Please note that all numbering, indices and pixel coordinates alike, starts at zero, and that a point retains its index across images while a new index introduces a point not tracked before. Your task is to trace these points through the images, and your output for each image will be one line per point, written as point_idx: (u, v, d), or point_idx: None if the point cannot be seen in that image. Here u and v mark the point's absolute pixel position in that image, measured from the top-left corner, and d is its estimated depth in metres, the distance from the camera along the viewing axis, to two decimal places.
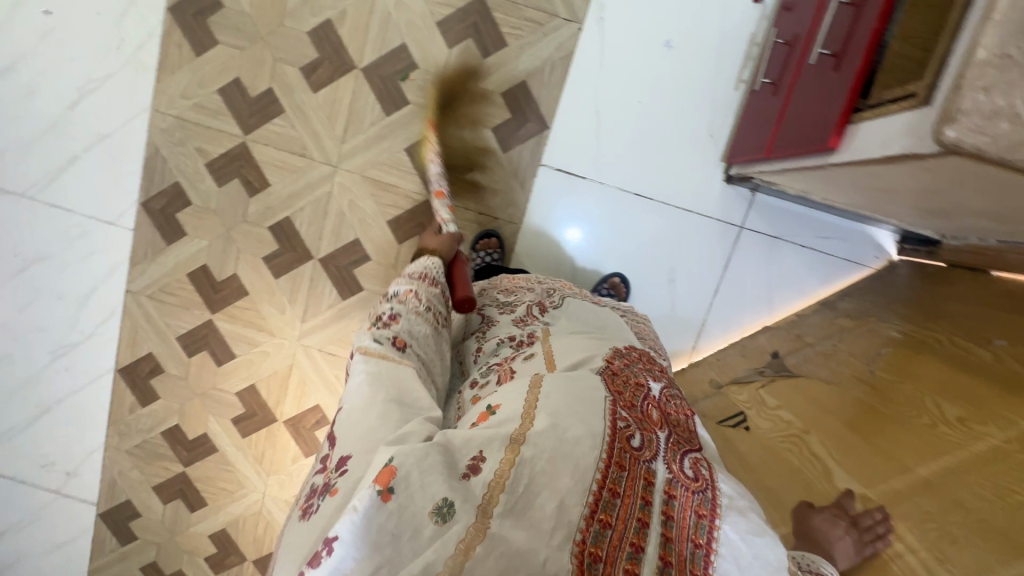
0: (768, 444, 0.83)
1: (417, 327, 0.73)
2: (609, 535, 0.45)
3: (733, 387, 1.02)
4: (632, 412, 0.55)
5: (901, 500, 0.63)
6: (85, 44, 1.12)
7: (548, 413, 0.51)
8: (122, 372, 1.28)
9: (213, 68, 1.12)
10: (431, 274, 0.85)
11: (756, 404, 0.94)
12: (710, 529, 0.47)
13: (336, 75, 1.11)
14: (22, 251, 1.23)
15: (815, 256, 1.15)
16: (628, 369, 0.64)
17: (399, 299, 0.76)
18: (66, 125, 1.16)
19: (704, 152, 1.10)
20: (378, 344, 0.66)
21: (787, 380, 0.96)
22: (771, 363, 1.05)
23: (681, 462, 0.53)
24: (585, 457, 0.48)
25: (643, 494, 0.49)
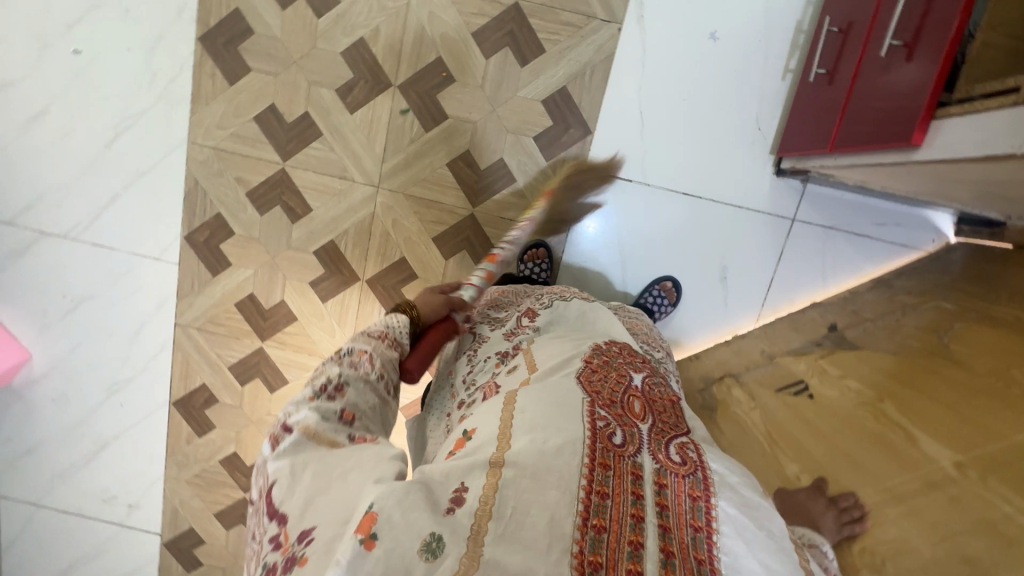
0: (837, 412, 0.86)
1: (368, 398, 0.56)
2: (607, 539, 0.39)
3: (788, 358, 1.05)
4: (611, 409, 0.49)
5: (994, 464, 0.64)
6: (119, 82, 1.12)
7: (526, 430, 0.45)
8: (177, 404, 1.29)
9: (248, 96, 1.11)
10: (393, 332, 0.64)
11: (817, 373, 0.96)
12: (708, 511, 0.42)
13: (372, 94, 1.09)
14: (70, 291, 1.23)
15: (869, 243, 1.11)
16: (609, 360, 0.57)
17: (350, 361, 0.58)
18: (104, 163, 1.16)
19: (753, 146, 1.08)
20: (324, 422, 0.50)
21: (848, 351, 0.98)
22: (828, 335, 1.06)
23: (667, 450, 0.47)
24: (568, 462, 0.42)
25: (634, 490, 0.43)
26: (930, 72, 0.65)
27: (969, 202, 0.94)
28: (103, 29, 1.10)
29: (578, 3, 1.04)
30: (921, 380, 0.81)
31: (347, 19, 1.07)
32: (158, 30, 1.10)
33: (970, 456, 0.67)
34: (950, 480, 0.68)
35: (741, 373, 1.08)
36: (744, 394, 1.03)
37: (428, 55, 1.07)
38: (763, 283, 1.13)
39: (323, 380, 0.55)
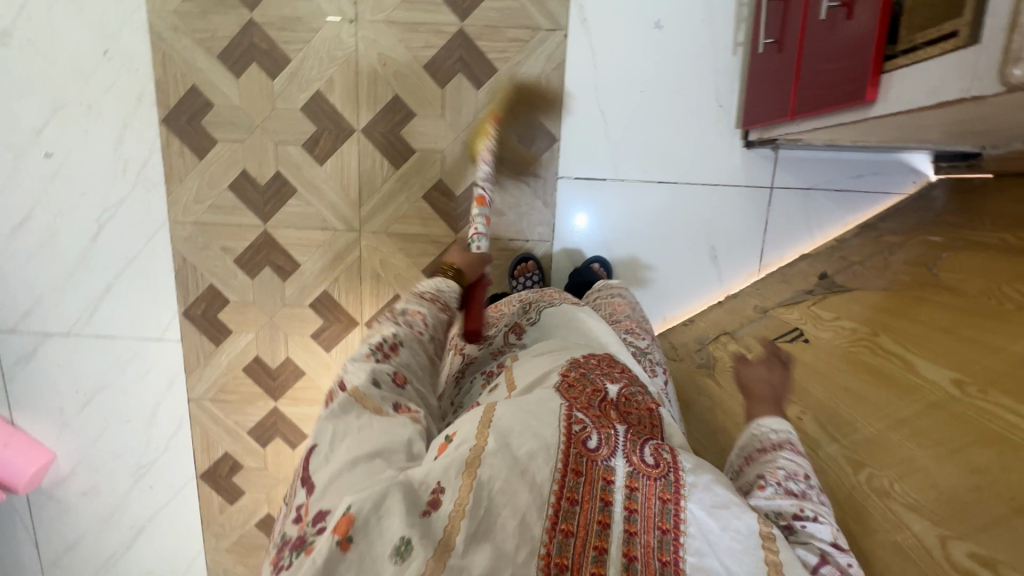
0: (833, 352, 0.76)
1: (419, 359, 0.60)
2: (573, 543, 0.38)
3: (780, 309, 0.95)
4: (588, 411, 0.47)
5: (1002, 377, 0.54)
6: (93, 176, 1.14)
7: (501, 432, 0.43)
8: (205, 477, 1.30)
9: (219, 167, 1.13)
10: (445, 297, 0.68)
11: (811, 320, 0.87)
12: (677, 513, 0.41)
13: (338, 142, 1.11)
14: (82, 386, 1.25)
15: (851, 195, 1.11)
16: (585, 370, 0.53)
17: (405, 317, 0.62)
18: (93, 256, 1.18)
19: (718, 124, 1.08)
20: (375, 388, 0.52)
21: (841, 295, 0.88)
22: (818, 283, 0.96)
23: (641, 451, 0.44)
24: (539, 469, 0.41)
25: (603, 496, 0.41)
26: (872, 28, 0.66)
27: (942, 141, 0.94)
28: (67, 128, 1.11)
29: (521, 17, 1.04)
30: (914, 310, 0.74)
31: (300, 75, 1.08)
32: (119, 119, 1.11)
33: (977, 376, 0.56)
34: (959, 402, 0.55)
35: (735, 330, 0.97)
36: (739, 348, 0.91)
37: (385, 95, 1.08)
38: (754, 254, 1.13)
39: (380, 339, 0.58)
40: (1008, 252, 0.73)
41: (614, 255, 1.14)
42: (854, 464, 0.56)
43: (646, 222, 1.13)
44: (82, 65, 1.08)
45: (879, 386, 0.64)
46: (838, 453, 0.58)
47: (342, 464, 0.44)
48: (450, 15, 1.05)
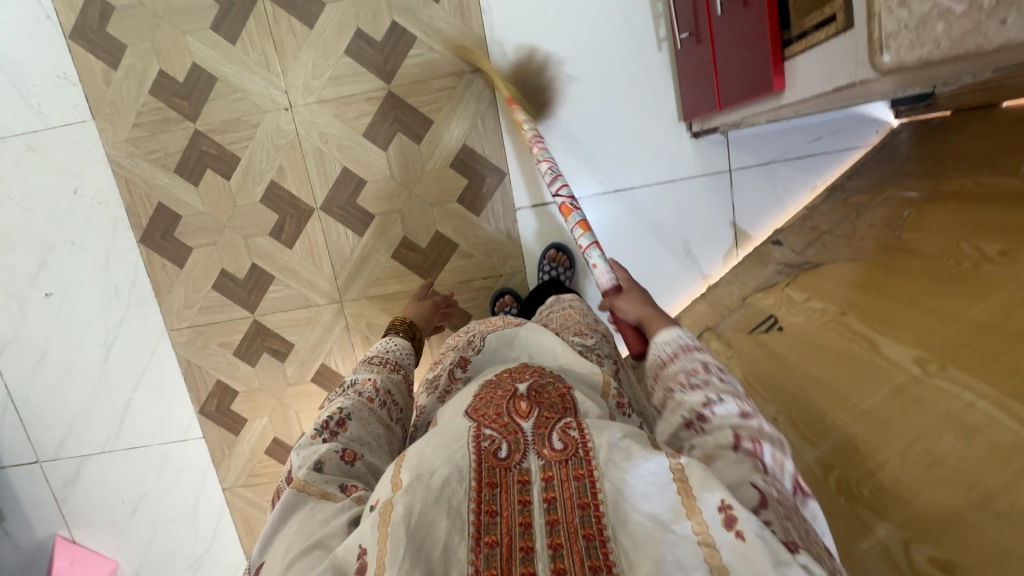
0: (801, 338, 0.73)
1: (371, 427, 0.59)
2: (499, 553, 0.38)
3: (757, 295, 0.92)
4: (495, 420, 0.47)
5: (959, 351, 0.52)
6: (91, 304, 1.21)
7: (410, 469, 0.43)
8: (255, 557, 1.36)
9: (199, 271, 1.18)
10: (391, 359, 0.74)
11: (784, 304, 0.83)
12: (592, 485, 0.41)
13: (302, 224, 1.14)
14: (126, 495, 1.33)
15: (815, 158, 1.07)
16: (495, 383, 0.53)
17: (355, 390, 0.63)
18: (108, 377, 1.25)
19: (660, 121, 1.07)
20: (318, 472, 0.51)
21: (810, 274, 0.85)
22: (791, 260, 0.94)
23: (550, 439, 0.45)
24: (452, 493, 0.41)
25: (521, 497, 0.42)
26: (763, 18, 0.65)
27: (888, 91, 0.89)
28: (59, 266, 1.19)
29: (444, 65, 1.06)
30: (880, 282, 0.71)
31: (252, 169, 1.12)
32: (101, 248, 1.18)
33: (937, 352, 0.54)
34: (916, 380, 0.54)
35: (717, 324, 0.94)
36: (720, 344, 0.88)
37: (333, 169, 1.11)
38: (728, 237, 1.11)
39: (327, 418, 0.58)
40: (967, 203, 0.70)
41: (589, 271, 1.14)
42: (825, 469, 0.55)
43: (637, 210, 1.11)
44: (59, 207, 1.15)
45: (845, 375, 0.62)
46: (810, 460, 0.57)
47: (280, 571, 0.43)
48: (376, 80, 1.07)
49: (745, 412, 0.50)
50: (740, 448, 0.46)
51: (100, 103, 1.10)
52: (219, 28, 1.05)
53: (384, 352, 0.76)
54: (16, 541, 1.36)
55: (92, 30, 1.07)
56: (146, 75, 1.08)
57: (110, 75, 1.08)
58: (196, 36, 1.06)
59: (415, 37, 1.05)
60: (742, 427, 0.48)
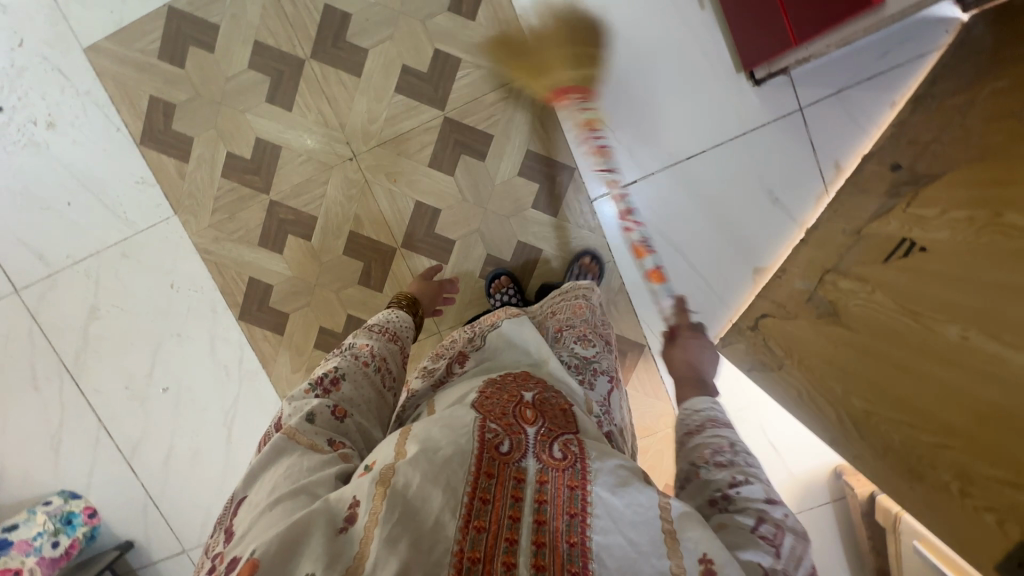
0: (957, 251, 0.70)
1: (363, 390, 0.64)
2: (484, 538, 0.43)
3: (875, 225, 0.89)
4: (501, 420, 0.53)
5: None
6: (207, 389, 1.25)
7: (418, 441, 0.49)
8: None
9: (300, 334, 1.20)
10: (393, 329, 0.78)
11: (915, 223, 0.80)
12: (584, 498, 0.46)
13: (387, 265, 1.16)
14: None
15: (886, 74, 1.03)
16: (500, 386, 0.60)
17: (352, 353, 0.68)
18: (233, 456, 1.28)
19: (718, 77, 1.06)
20: (309, 422, 0.55)
21: (933, 185, 0.81)
22: (901, 180, 0.89)
23: (550, 448, 0.51)
24: (452, 472, 0.46)
25: (515, 492, 0.47)
26: None
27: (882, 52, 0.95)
28: (170, 360, 1.24)
29: (492, 78, 1.07)
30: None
31: (330, 225, 1.14)
32: (206, 333, 1.22)
33: None
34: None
35: (838, 264, 0.91)
36: (852, 281, 0.86)
37: (407, 205, 1.12)
38: (814, 178, 1.07)
39: (322, 374, 0.63)
40: None
41: (680, 248, 1.11)
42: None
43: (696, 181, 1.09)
44: (160, 303, 1.20)
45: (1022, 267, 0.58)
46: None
47: (264, 506, 0.45)
48: (431, 110, 1.08)
49: (771, 497, 0.49)
50: (762, 531, 0.45)
51: (180, 197, 1.15)
52: (274, 99, 1.09)
53: (387, 322, 0.80)
54: None
55: (160, 130, 1.12)
56: (216, 160, 1.13)
57: (183, 168, 1.13)
58: (254, 112, 1.10)
59: (459, 59, 1.06)
60: (768, 512, 0.47)
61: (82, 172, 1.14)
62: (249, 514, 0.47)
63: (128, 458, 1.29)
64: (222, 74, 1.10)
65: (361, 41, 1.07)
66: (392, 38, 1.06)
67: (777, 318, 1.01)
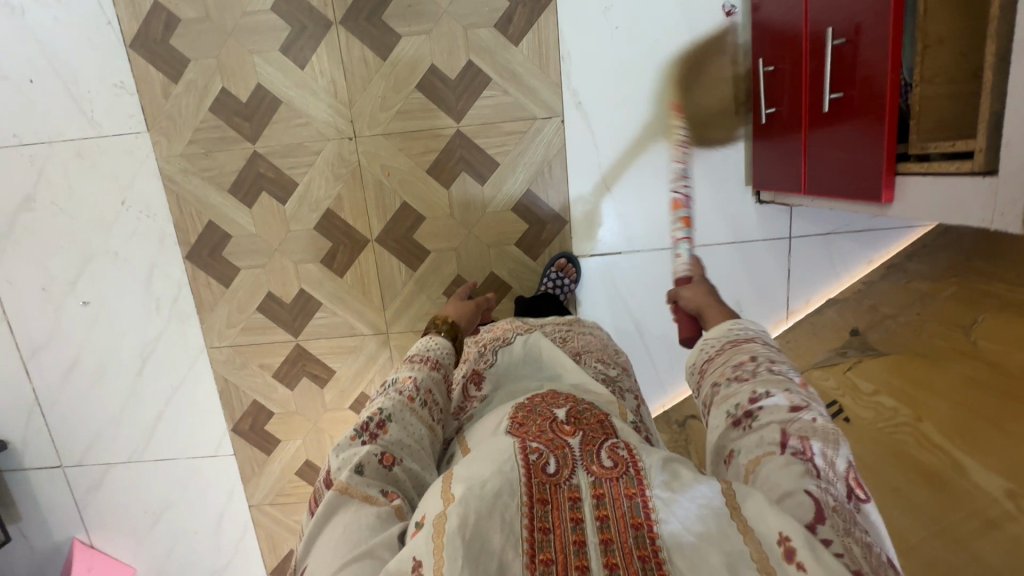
0: (873, 438, 0.76)
1: (410, 428, 0.61)
2: (553, 571, 0.40)
3: (816, 373, 0.94)
4: (541, 437, 0.51)
5: None
6: (131, 316, 1.18)
7: (462, 481, 0.46)
8: (274, 574, 1.36)
9: (245, 292, 1.16)
10: (433, 354, 0.73)
11: (849, 390, 0.86)
12: (646, 506, 0.43)
13: (355, 253, 1.13)
14: (149, 506, 1.32)
15: (873, 232, 1.08)
16: (531, 406, 0.59)
17: (395, 390, 0.64)
18: (142, 389, 1.23)
19: (728, 183, 1.07)
20: (359, 476, 0.54)
21: (877, 359, 0.87)
22: (852, 341, 0.95)
23: (599, 457, 0.48)
24: (505, 506, 0.44)
25: (573, 514, 0.44)
26: (880, 123, 0.65)
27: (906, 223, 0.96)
28: (100, 275, 1.16)
29: (516, 109, 1.04)
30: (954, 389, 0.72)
31: (309, 196, 1.10)
32: (146, 261, 1.15)
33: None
34: (1011, 516, 0.56)
35: None
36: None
37: (393, 203, 1.10)
38: (780, 304, 1.12)
39: (365, 419, 0.60)
40: None
41: (639, 328, 1.15)
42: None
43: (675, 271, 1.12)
44: (105, 216, 1.12)
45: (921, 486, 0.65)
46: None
47: None
48: (445, 118, 1.05)
49: (796, 404, 0.48)
50: (790, 445, 0.45)
51: (157, 115, 1.06)
52: (288, 51, 1.03)
53: (425, 347, 0.74)
54: (33, 542, 1.35)
55: (156, 41, 1.03)
56: (207, 92, 1.05)
57: (170, 88, 1.05)
58: (263, 57, 1.03)
59: (490, 79, 1.03)
60: (792, 423, 0.46)
61: (57, 55, 1.04)
62: None
63: (27, 359, 1.22)
64: (240, 6, 1.01)
65: (396, 25, 1.01)
66: (429, 34, 1.01)
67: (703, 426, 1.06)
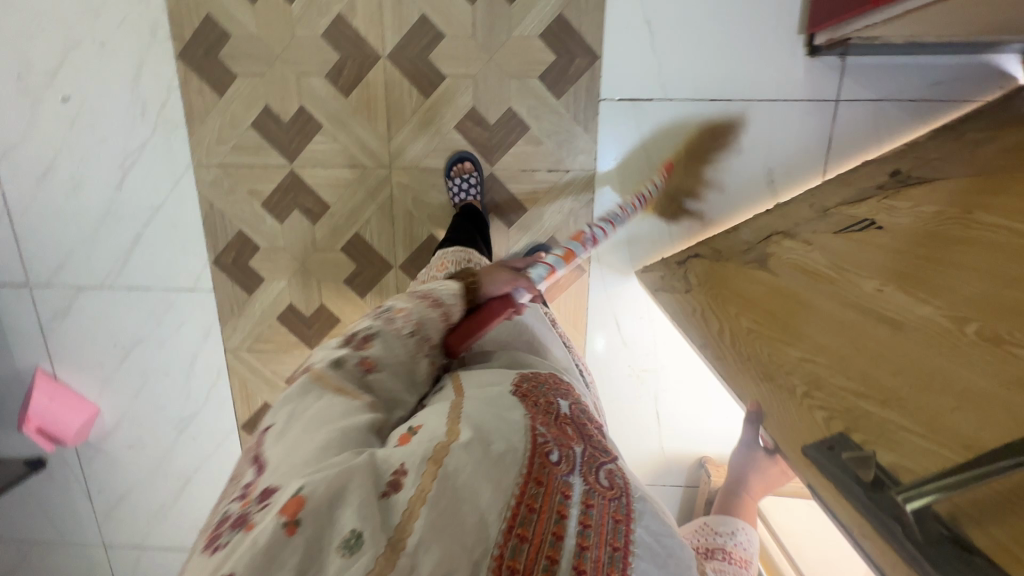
0: (913, 236, 0.69)
1: (399, 354, 0.56)
2: (525, 550, 0.37)
3: (844, 208, 0.86)
4: (550, 424, 0.48)
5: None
6: (114, 120, 1.09)
7: (473, 425, 0.44)
8: (246, 429, 1.30)
9: (240, 103, 1.07)
10: (438, 294, 0.64)
11: (881, 211, 0.78)
12: (628, 534, 0.41)
13: (364, 71, 1.04)
14: (119, 340, 1.25)
15: (929, 106, 0.99)
16: (548, 379, 0.57)
17: (391, 316, 0.58)
18: (120, 206, 1.15)
19: (778, 29, 0.98)
20: (334, 371, 0.51)
21: (923, 187, 0.77)
22: (891, 179, 0.86)
23: (597, 473, 0.45)
24: (505, 470, 0.41)
25: (560, 508, 0.40)
26: None
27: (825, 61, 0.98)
28: (83, 69, 1.06)
29: None
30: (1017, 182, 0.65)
31: None
32: (134, 57, 1.05)
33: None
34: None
35: (793, 229, 0.89)
36: (796, 242, 0.84)
37: (411, 15, 1.01)
38: (815, 178, 1.04)
39: (353, 332, 0.56)
40: None
41: (664, 219, 1.08)
42: (955, 321, 0.55)
43: (709, 130, 1.03)
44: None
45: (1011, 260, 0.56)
46: (934, 314, 0.57)
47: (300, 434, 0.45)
48: None
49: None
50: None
51: None
52: None
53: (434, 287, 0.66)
54: None
55: None
56: None
57: None
58: None
59: None
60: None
61: None
62: (280, 447, 0.44)
63: None
64: None
65: None
66: None
67: (705, 261, 0.94)
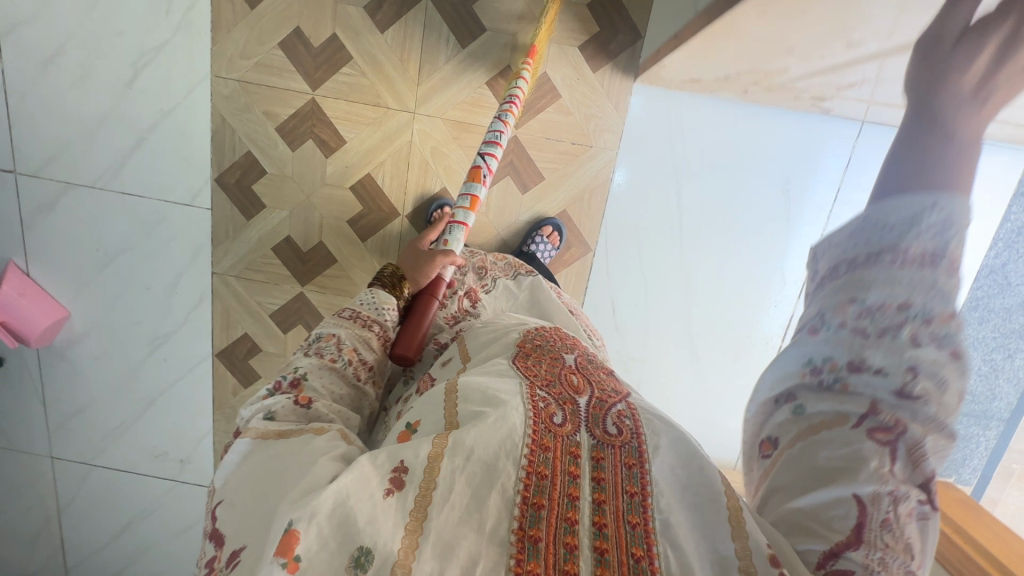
0: None
1: (332, 383, 0.58)
2: (546, 514, 0.40)
3: None
4: (550, 388, 0.50)
5: None
6: (135, 13, 1.04)
7: (468, 412, 0.46)
8: (220, 358, 1.27)
9: (271, 21, 1.04)
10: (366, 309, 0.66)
11: None
12: (643, 476, 0.43)
13: (404, 10, 1.02)
14: (103, 245, 1.20)
15: None
16: (546, 342, 0.58)
17: (317, 348, 0.60)
18: (126, 105, 1.10)
19: None
20: (269, 420, 0.51)
21: None
22: None
23: (604, 422, 0.47)
24: (513, 445, 0.43)
25: (571, 468, 0.43)
26: None
27: None
28: None
29: None
30: None
31: None
32: None
33: None
34: None
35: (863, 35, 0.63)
36: None
37: None
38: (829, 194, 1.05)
39: (282, 377, 0.57)
40: None
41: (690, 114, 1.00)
42: None
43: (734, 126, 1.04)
44: None
45: None
46: None
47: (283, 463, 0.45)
48: None
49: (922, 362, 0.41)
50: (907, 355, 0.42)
51: None
52: None
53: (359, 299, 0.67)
54: None
55: None
56: None
57: None
58: None
59: None
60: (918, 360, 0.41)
61: None
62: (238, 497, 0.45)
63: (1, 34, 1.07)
64: None
65: None
66: None
67: None
